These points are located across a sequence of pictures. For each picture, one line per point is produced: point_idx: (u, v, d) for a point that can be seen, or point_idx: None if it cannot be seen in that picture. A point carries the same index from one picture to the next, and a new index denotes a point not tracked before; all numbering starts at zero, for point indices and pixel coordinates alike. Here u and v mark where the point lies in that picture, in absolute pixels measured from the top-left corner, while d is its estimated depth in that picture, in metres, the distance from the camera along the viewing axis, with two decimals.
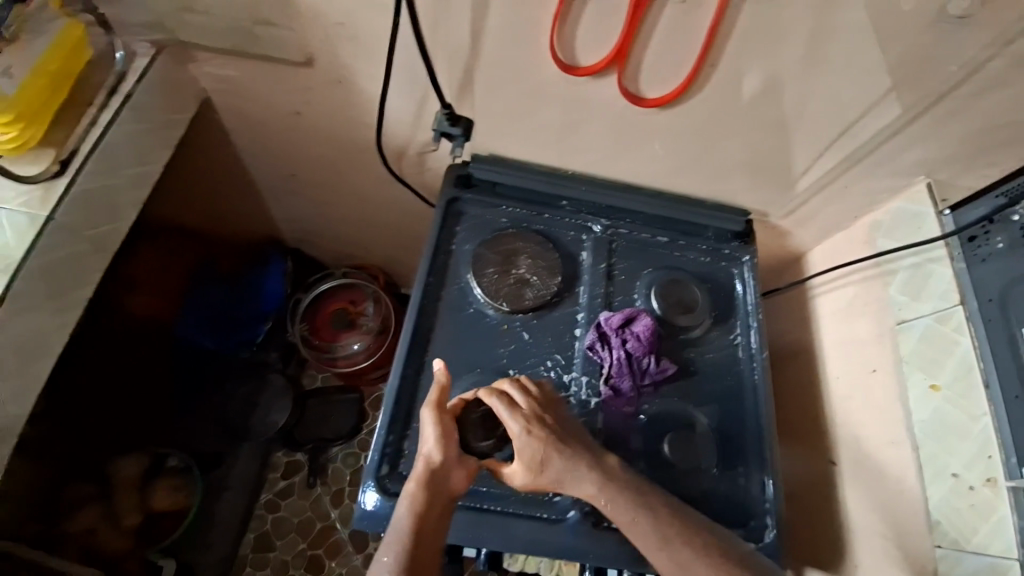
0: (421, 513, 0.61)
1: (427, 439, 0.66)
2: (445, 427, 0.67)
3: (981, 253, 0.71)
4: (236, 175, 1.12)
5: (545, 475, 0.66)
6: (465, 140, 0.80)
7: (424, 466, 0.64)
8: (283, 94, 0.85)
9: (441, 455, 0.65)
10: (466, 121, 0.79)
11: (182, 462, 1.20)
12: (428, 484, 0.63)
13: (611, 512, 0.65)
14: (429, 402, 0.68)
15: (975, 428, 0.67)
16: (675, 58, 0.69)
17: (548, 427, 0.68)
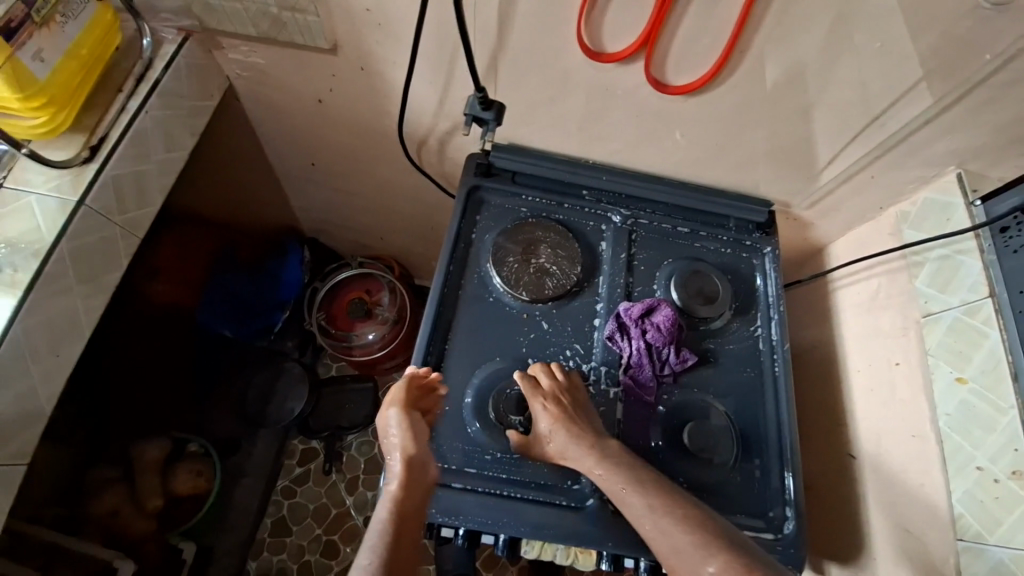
0: (404, 505, 0.63)
1: (396, 438, 0.68)
2: (414, 422, 0.69)
3: (1013, 244, 0.68)
4: (258, 164, 1.14)
5: (554, 446, 0.72)
6: (496, 126, 0.77)
7: (400, 463, 0.66)
8: (307, 83, 0.86)
9: (415, 449, 0.68)
10: (497, 106, 0.76)
11: (202, 447, 1.21)
12: (406, 479, 0.65)
13: (604, 482, 0.68)
14: (397, 403, 0.70)
15: (1001, 421, 0.65)
16: (705, 44, 0.68)
17: (561, 407, 0.73)
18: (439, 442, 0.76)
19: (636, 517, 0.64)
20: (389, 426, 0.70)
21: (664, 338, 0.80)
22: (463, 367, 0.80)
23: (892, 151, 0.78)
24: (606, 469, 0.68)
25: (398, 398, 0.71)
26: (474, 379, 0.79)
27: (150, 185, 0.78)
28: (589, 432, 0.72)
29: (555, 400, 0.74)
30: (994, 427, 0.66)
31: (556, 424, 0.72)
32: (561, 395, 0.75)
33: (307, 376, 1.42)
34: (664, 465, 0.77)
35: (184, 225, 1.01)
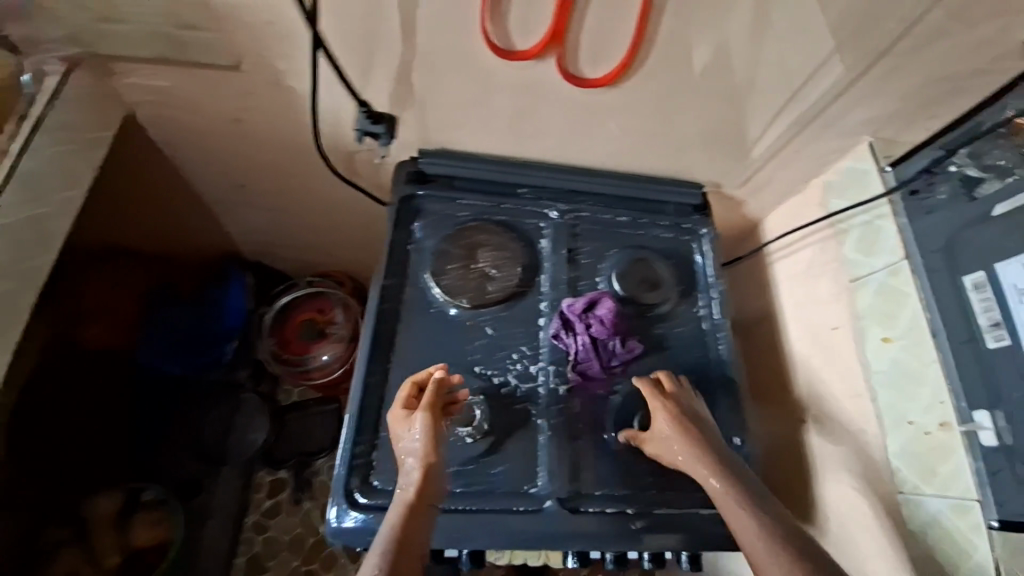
0: (415, 515, 0.59)
1: (417, 443, 0.65)
2: (436, 430, 0.66)
3: (925, 205, 0.72)
4: (178, 193, 1.09)
5: (670, 447, 0.71)
6: (390, 137, 0.79)
7: (418, 471, 0.63)
8: (216, 103, 0.81)
9: (434, 458, 0.65)
10: (387, 118, 0.77)
11: (158, 494, 1.13)
12: (421, 488, 0.62)
13: (716, 493, 0.65)
14: (425, 405, 0.68)
15: (928, 375, 0.68)
16: (613, 35, 0.67)
17: (684, 410, 0.73)
18: (384, 465, 0.74)
19: (742, 526, 0.60)
20: (412, 429, 0.67)
21: (605, 330, 0.81)
22: None
23: (810, 126, 0.79)
24: (717, 475, 0.66)
25: (426, 401, 0.68)
26: None
27: (52, 226, 0.73)
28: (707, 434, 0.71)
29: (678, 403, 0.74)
30: (923, 380, 0.69)
31: (678, 423, 0.71)
32: (682, 399, 0.75)
33: (267, 406, 1.34)
34: (618, 455, 0.79)
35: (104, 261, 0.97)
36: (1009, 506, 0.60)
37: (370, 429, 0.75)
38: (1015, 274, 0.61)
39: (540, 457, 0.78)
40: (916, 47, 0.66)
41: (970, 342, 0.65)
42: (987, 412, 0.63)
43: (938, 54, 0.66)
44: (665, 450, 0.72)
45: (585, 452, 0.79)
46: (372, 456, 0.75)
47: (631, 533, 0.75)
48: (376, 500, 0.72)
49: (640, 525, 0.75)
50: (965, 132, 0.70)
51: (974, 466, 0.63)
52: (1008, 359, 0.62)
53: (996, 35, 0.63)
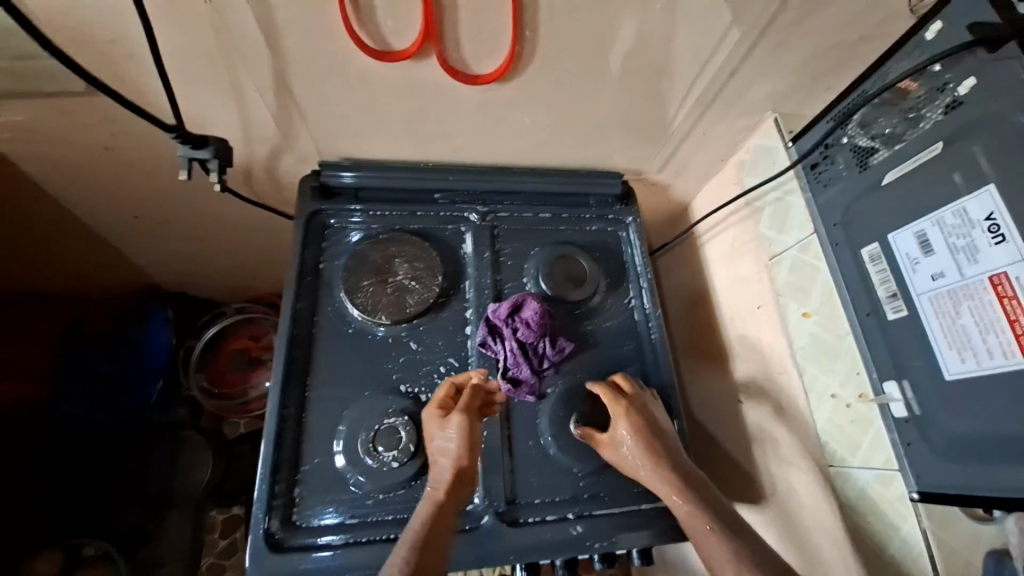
0: (443, 516, 0.62)
1: (452, 444, 0.66)
2: (472, 434, 0.67)
3: (824, 178, 0.73)
4: (69, 225, 0.96)
5: (630, 454, 0.70)
6: (221, 162, 0.71)
7: (451, 474, 0.65)
8: (84, 132, 0.74)
9: (467, 462, 0.66)
10: (213, 140, 0.71)
11: (99, 548, 1.03)
12: (450, 489, 0.64)
13: (678, 507, 0.64)
14: (462, 409, 0.68)
15: (841, 347, 0.70)
16: (494, 27, 0.64)
17: (646, 417, 0.72)
18: (310, 502, 0.71)
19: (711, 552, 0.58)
20: (447, 431, 0.67)
21: (531, 334, 0.78)
22: (330, 410, 0.75)
23: (715, 104, 0.78)
24: (678, 489, 0.65)
25: (463, 405, 0.68)
26: (341, 425, 0.74)
27: None
28: (669, 440, 0.70)
29: (639, 410, 0.73)
30: (838, 353, 0.71)
31: (638, 431, 0.70)
32: (646, 405, 0.74)
33: (210, 441, 1.20)
34: (555, 460, 0.77)
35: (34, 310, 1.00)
36: (926, 477, 0.61)
37: (290, 466, 0.72)
38: (906, 245, 0.62)
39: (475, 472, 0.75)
40: (801, 19, 0.65)
41: (873, 315, 0.66)
42: (896, 382, 0.64)
43: (824, 23, 0.66)
44: (625, 457, 0.71)
45: (520, 460, 0.77)
46: (295, 494, 0.71)
47: (573, 539, 0.73)
48: (302, 539, 0.69)
49: (581, 530, 0.73)
50: (854, 99, 0.70)
51: (891, 437, 0.65)
52: (905, 330, 0.62)
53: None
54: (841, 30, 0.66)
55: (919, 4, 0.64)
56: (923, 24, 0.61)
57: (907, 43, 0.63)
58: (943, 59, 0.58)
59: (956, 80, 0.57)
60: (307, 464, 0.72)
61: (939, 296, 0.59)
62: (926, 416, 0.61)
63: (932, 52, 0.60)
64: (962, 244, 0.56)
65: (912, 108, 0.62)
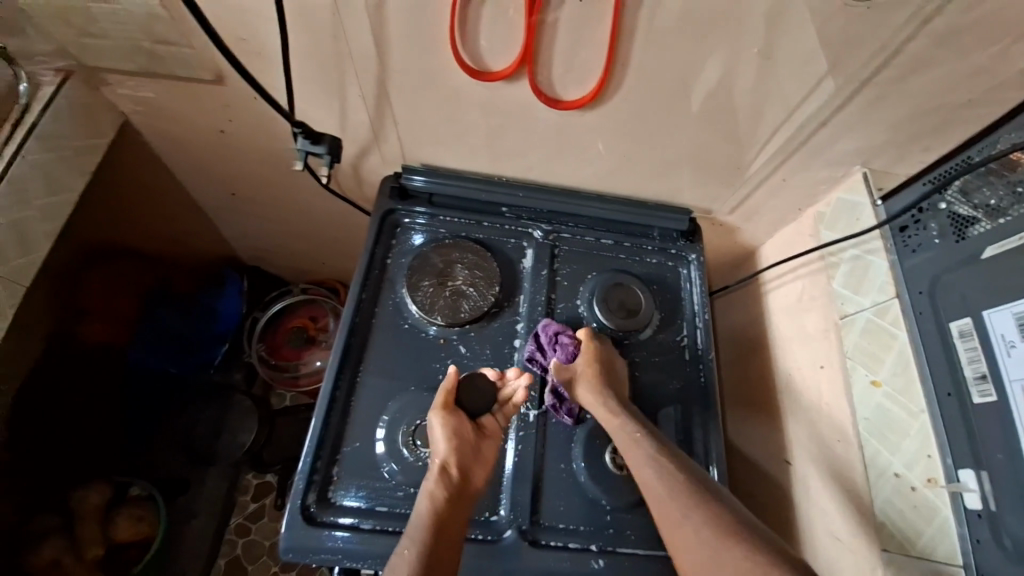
0: (445, 510, 0.62)
1: (439, 441, 0.68)
2: (455, 426, 0.69)
3: (912, 243, 0.70)
4: (173, 195, 1.07)
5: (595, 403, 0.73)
6: (331, 157, 0.79)
7: (440, 471, 0.65)
8: (203, 114, 0.84)
9: (456, 457, 0.67)
10: (328, 138, 0.78)
11: (144, 489, 1.11)
12: (448, 484, 0.65)
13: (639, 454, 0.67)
14: (436, 407, 0.70)
15: (913, 426, 0.65)
16: (586, 58, 0.66)
17: (608, 371, 0.76)
18: (345, 483, 0.74)
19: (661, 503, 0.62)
20: (432, 432, 0.69)
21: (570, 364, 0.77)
22: (375, 399, 0.78)
23: (797, 152, 0.76)
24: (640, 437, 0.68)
25: (438, 405, 0.70)
26: (385, 414, 0.77)
27: (33, 231, 0.77)
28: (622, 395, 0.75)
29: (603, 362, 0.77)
30: (908, 432, 0.65)
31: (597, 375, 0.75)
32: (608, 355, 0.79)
33: (258, 409, 1.27)
34: (584, 487, 0.76)
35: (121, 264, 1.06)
36: None
37: (333, 445, 0.75)
38: (1003, 325, 0.58)
39: (504, 484, 0.76)
40: (904, 76, 0.63)
41: (954, 396, 0.62)
42: (973, 472, 0.60)
43: (930, 82, 0.63)
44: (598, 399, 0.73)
45: (549, 481, 0.77)
46: (332, 473, 0.74)
47: (593, 572, 0.72)
48: (332, 517, 0.72)
49: (602, 565, 0.72)
50: (956, 165, 0.67)
51: (960, 531, 0.60)
52: (991, 417, 0.58)
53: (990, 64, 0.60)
54: (948, 91, 0.63)
55: None
56: None
57: (1022, 114, 0.60)
58: None
59: None
60: (348, 447, 0.76)
61: None
62: (1003, 515, 0.57)
63: None
64: None
65: (1021, 181, 0.59)
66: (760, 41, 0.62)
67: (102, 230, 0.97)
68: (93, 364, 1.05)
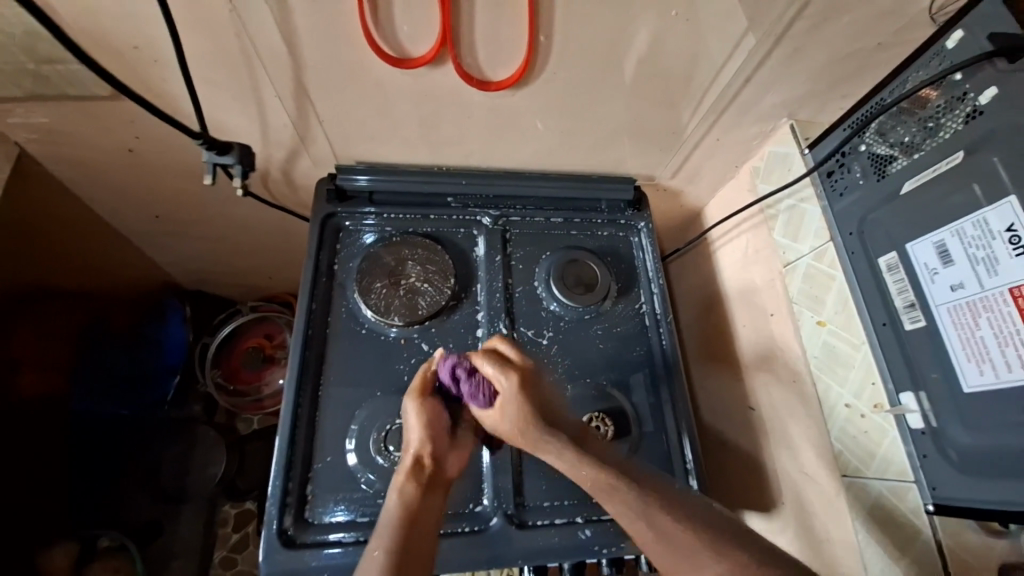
0: (417, 503, 0.57)
1: (411, 428, 0.62)
2: (431, 413, 0.62)
3: (839, 187, 0.73)
4: (91, 226, 0.99)
5: (528, 433, 0.58)
6: (244, 168, 0.75)
7: (413, 460, 0.60)
8: (107, 134, 0.77)
9: (431, 446, 0.61)
10: (237, 147, 0.74)
11: (115, 539, 1.06)
12: (420, 476, 0.59)
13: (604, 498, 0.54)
14: (411, 390, 0.64)
15: (857, 357, 0.69)
16: (508, 36, 0.64)
17: (536, 392, 0.60)
18: (322, 499, 0.72)
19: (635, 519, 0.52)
20: (405, 417, 0.63)
21: (485, 403, 0.61)
22: (341, 409, 0.76)
23: (727, 112, 0.78)
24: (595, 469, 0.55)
25: (414, 388, 0.64)
26: (353, 424, 0.75)
27: None
28: (560, 413, 0.60)
29: (530, 385, 0.60)
30: (853, 364, 0.70)
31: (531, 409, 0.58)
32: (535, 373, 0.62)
33: (224, 438, 1.22)
34: None
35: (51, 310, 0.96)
36: (940, 490, 0.61)
37: (303, 463, 0.73)
38: (925, 254, 0.61)
39: (483, 474, 0.76)
40: (817, 27, 0.65)
41: (889, 325, 0.66)
42: (913, 394, 0.63)
43: (841, 30, 0.65)
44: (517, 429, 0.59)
45: (530, 462, 0.77)
46: (307, 491, 0.72)
47: (581, 543, 0.73)
48: (313, 536, 0.70)
49: (589, 535, 0.73)
50: (871, 107, 0.70)
51: (908, 448, 0.64)
52: (922, 341, 0.62)
53: (891, 7, 0.62)
54: (857, 37, 0.66)
55: (939, 11, 0.62)
56: (944, 32, 0.60)
57: (926, 51, 0.63)
58: (962, 69, 0.58)
59: (976, 89, 0.57)
60: (319, 463, 0.73)
61: (956, 307, 0.58)
62: (943, 429, 0.60)
63: (952, 60, 0.59)
64: (982, 254, 0.55)
65: (930, 117, 0.62)
66: (680, 4, 0.62)
67: (20, 273, 0.89)
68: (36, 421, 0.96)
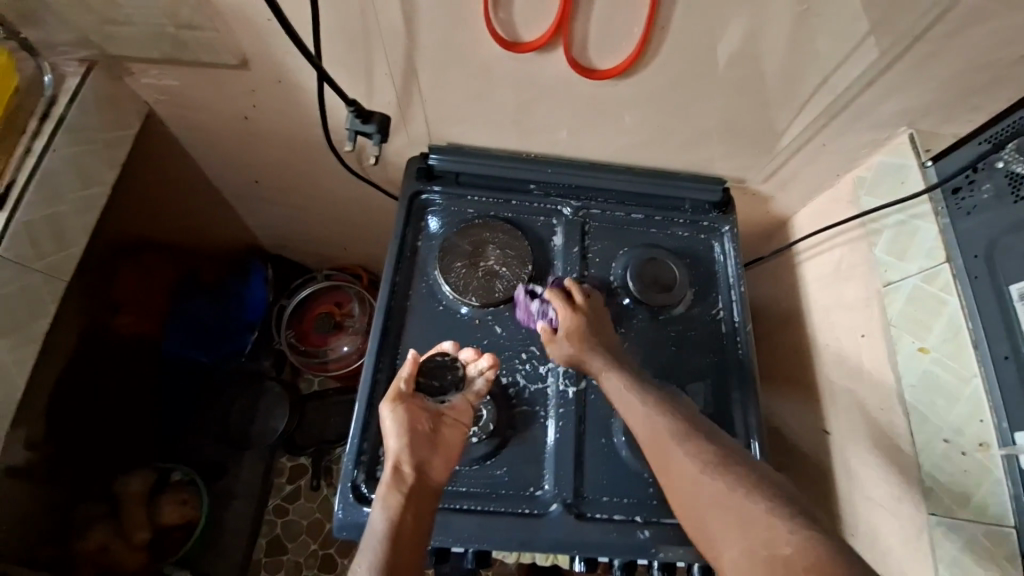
0: (401, 513, 0.59)
1: (390, 438, 0.64)
2: (404, 420, 0.64)
3: (966, 205, 0.68)
4: (195, 185, 1.07)
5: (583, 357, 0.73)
6: (380, 137, 0.78)
7: (392, 468, 0.62)
8: (227, 100, 0.83)
9: (409, 453, 0.63)
10: (377, 116, 0.77)
11: (187, 475, 1.15)
12: (401, 485, 0.61)
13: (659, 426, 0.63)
14: (387, 399, 0.67)
15: (965, 391, 0.65)
16: (622, 24, 0.63)
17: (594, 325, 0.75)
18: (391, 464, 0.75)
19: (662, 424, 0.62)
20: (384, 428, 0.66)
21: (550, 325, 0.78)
22: None
23: (838, 117, 0.74)
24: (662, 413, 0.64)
25: (388, 400, 0.67)
26: None
27: (69, 225, 0.77)
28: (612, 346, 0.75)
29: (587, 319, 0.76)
30: (959, 397, 0.65)
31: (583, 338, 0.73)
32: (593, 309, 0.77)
33: (288, 394, 1.28)
34: (625, 460, 0.77)
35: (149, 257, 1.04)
36: None
37: (377, 426, 0.76)
38: None
39: (546, 460, 0.77)
40: (958, 31, 0.60)
41: (1012, 358, 0.62)
42: None
43: (987, 35, 0.60)
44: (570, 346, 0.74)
45: (592, 455, 0.78)
46: (379, 454, 0.75)
47: (639, 543, 0.73)
48: None
49: (647, 535, 0.73)
50: (1010, 124, 0.65)
51: (1013, 491, 0.60)
52: None
53: None
54: (1004, 43, 0.60)
55: None
56: None
57: None
58: None
59: None
60: None
61: None
62: None
63: None
64: None
65: None
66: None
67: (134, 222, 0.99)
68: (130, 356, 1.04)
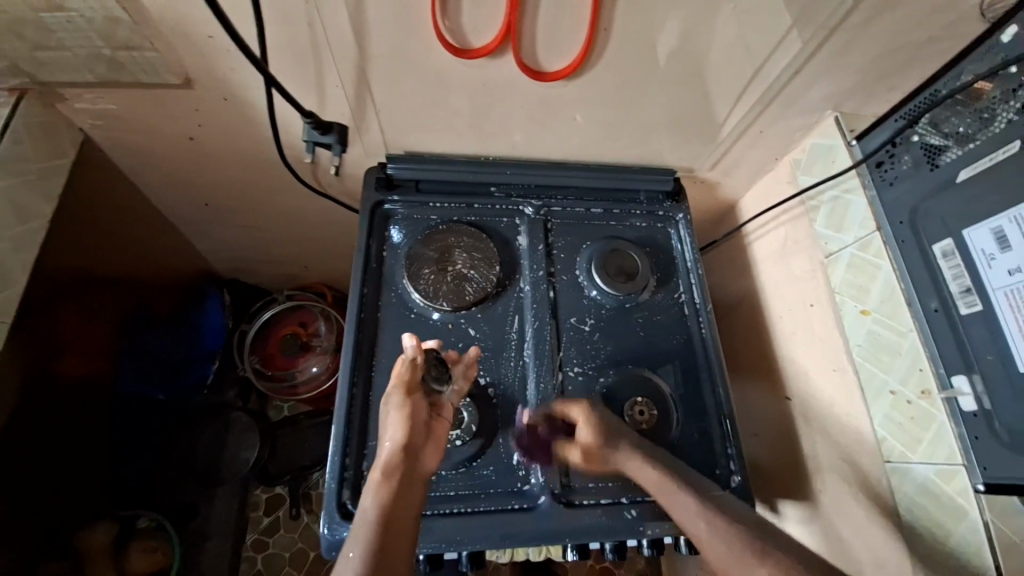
0: (393, 496, 0.57)
1: (390, 421, 0.64)
2: (408, 403, 0.65)
3: (888, 176, 0.74)
4: (142, 214, 1.02)
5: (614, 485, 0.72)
6: (341, 147, 0.80)
7: (388, 450, 0.61)
8: (172, 122, 0.80)
9: (407, 438, 0.62)
10: (337, 127, 0.78)
11: (153, 520, 1.08)
12: (395, 468, 0.60)
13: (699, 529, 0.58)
14: (393, 383, 0.67)
15: (904, 344, 0.71)
16: (568, 27, 0.66)
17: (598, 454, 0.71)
18: None
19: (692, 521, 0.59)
20: (386, 411, 0.65)
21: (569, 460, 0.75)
22: None
23: (772, 105, 0.79)
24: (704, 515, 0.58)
25: (394, 383, 0.67)
26: None
27: (8, 265, 0.72)
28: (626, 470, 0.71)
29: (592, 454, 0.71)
30: (899, 351, 0.71)
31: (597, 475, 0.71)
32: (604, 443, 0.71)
33: (257, 423, 1.22)
34: None
35: (100, 292, 0.99)
36: (993, 469, 0.61)
37: (358, 440, 0.75)
38: (981, 239, 0.63)
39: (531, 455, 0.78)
40: (869, 21, 0.66)
41: (941, 310, 0.67)
42: (965, 377, 0.64)
43: (893, 23, 0.66)
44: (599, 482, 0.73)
45: None
46: (362, 468, 0.74)
47: (627, 523, 0.75)
48: None
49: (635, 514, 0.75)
50: (922, 100, 0.71)
51: (956, 431, 0.65)
52: (978, 324, 0.63)
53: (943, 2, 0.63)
54: (906, 31, 0.67)
55: (990, 8, 0.64)
56: (997, 28, 0.62)
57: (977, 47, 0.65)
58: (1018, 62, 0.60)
59: None
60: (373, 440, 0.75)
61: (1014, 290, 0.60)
62: (995, 410, 0.61)
63: (1008, 53, 0.61)
64: None
65: (985, 108, 0.64)
66: None
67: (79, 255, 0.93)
68: (82, 400, 0.98)
